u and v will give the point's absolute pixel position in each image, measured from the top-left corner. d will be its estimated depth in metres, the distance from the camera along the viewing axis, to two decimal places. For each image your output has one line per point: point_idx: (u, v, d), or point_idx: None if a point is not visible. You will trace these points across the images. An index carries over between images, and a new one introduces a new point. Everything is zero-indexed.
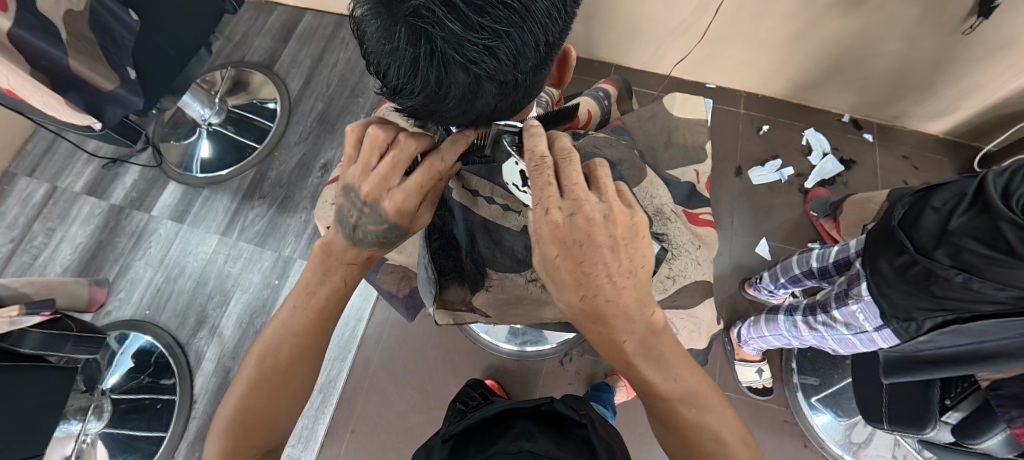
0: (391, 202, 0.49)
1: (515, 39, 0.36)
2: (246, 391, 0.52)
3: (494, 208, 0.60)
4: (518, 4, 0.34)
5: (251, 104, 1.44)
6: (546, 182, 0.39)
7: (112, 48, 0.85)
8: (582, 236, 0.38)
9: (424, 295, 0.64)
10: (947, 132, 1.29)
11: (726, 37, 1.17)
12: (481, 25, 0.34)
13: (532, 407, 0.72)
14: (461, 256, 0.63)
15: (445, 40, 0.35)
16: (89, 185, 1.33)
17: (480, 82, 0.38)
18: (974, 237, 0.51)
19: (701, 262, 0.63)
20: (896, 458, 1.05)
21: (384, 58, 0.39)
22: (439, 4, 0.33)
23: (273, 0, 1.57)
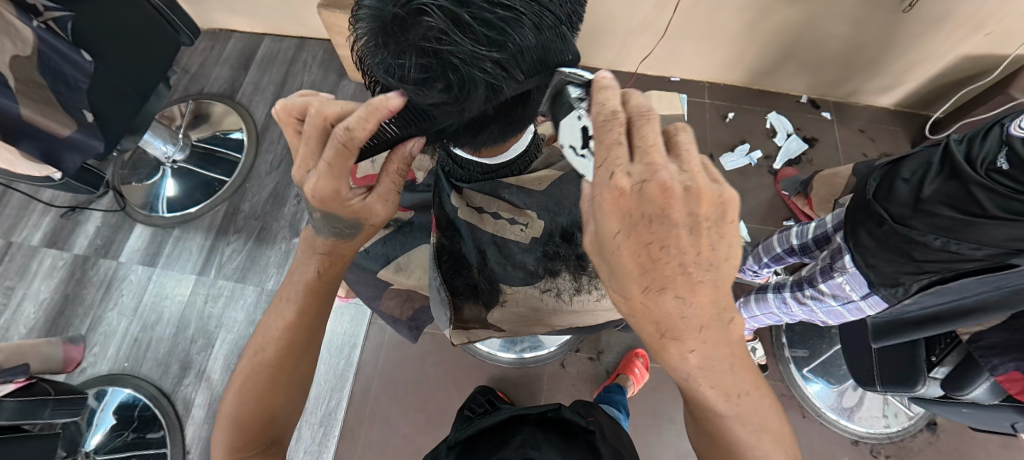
0: (308, 183, 0.45)
1: (521, 52, 0.38)
2: (240, 397, 0.50)
3: (500, 222, 0.63)
4: (523, 18, 0.36)
5: (215, 137, 1.39)
6: (614, 142, 0.33)
7: (66, 91, 0.81)
8: (655, 209, 0.31)
9: (438, 317, 0.61)
10: (897, 103, 1.37)
11: (687, 32, 1.21)
12: (493, 41, 0.36)
13: (539, 414, 0.72)
14: (472, 271, 0.63)
15: (458, 57, 0.36)
16: (48, 237, 1.25)
17: (496, 94, 0.40)
18: (947, 203, 0.55)
19: None
20: (887, 416, 1.10)
21: (394, 81, 0.40)
22: (447, 22, 0.35)
23: (227, 28, 1.53)
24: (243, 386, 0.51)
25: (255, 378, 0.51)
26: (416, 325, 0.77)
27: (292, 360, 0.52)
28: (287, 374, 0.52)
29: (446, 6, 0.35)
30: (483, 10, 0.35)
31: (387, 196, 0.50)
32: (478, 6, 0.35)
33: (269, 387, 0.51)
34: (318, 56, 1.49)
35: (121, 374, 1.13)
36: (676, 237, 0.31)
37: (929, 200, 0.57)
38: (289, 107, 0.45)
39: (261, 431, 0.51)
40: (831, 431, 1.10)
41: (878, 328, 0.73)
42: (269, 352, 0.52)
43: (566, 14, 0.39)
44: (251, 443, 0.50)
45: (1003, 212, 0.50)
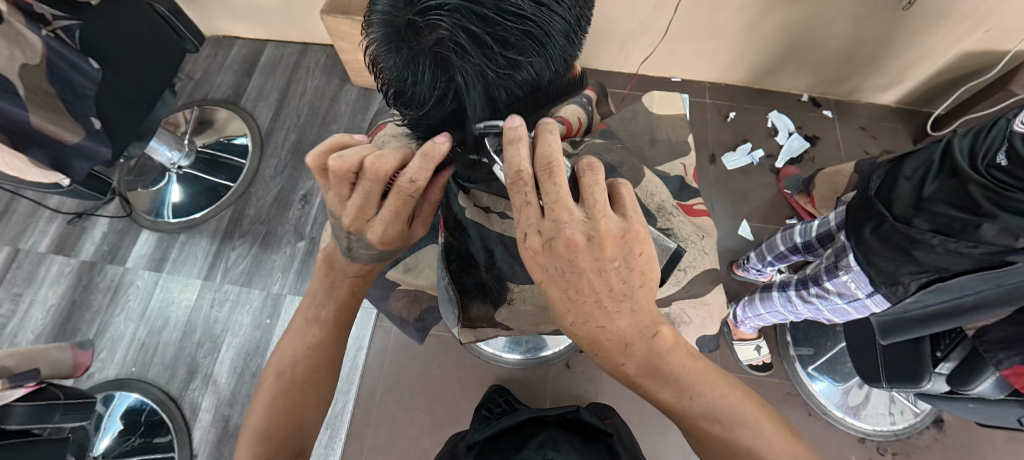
0: (370, 232, 0.46)
1: (534, 66, 0.36)
2: (263, 416, 0.51)
3: (506, 222, 0.58)
4: (538, 31, 0.34)
5: (219, 142, 1.40)
6: (524, 202, 0.37)
7: (75, 99, 0.82)
8: (564, 261, 0.37)
9: (447, 316, 0.65)
10: (898, 100, 1.38)
11: (687, 32, 1.21)
12: (506, 54, 0.34)
13: (557, 416, 0.73)
14: (481, 271, 0.63)
15: (473, 71, 0.35)
16: (55, 244, 1.26)
17: (507, 104, 0.39)
18: (948, 201, 0.56)
19: (707, 251, 0.64)
20: (894, 414, 1.10)
21: (405, 87, 0.39)
22: (462, 34, 0.33)
23: (231, 35, 1.54)
24: (268, 405, 0.51)
25: (286, 388, 0.52)
26: (423, 326, 0.77)
27: (318, 375, 0.54)
28: (309, 389, 0.53)
29: (461, 17, 0.33)
30: (498, 21, 0.33)
31: (426, 216, 0.53)
32: (494, 17, 0.33)
33: (289, 404, 0.52)
34: (320, 61, 1.51)
35: (129, 379, 1.13)
36: (588, 281, 0.38)
37: (930, 200, 0.57)
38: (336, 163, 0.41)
39: (285, 444, 0.50)
40: (838, 429, 1.10)
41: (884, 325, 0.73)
42: (292, 366, 0.53)
43: (577, 17, 0.37)
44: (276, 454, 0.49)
45: (999, 211, 0.50)
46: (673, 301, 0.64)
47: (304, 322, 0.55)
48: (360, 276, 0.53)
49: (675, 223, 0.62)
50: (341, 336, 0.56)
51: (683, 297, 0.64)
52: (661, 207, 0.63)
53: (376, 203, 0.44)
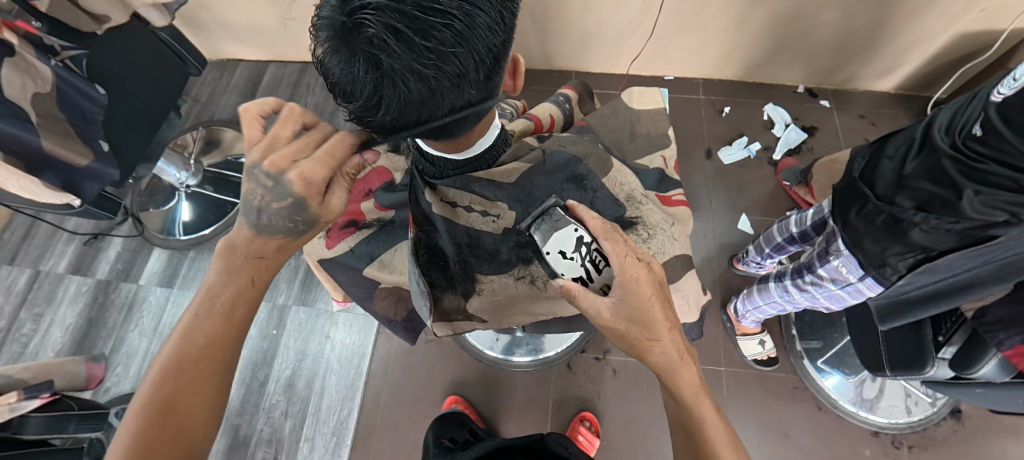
0: (296, 167, 0.50)
1: (461, 57, 0.38)
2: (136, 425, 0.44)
3: (473, 215, 0.63)
4: (458, 24, 0.36)
5: (225, 161, 1.45)
6: (622, 240, 0.50)
7: (83, 124, 0.86)
8: (661, 278, 0.51)
9: (420, 309, 0.60)
10: (897, 87, 1.36)
11: (674, 30, 1.23)
12: (428, 47, 0.36)
13: (522, 445, 0.75)
14: (448, 263, 0.63)
15: (400, 65, 0.37)
16: (73, 265, 1.32)
17: (437, 99, 0.40)
18: (928, 177, 0.57)
19: (677, 237, 0.66)
20: (909, 407, 1.07)
21: (345, 88, 0.41)
22: (388, 32, 0.36)
23: (235, 58, 1.61)
24: (144, 407, 0.45)
25: (159, 384, 0.46)
26: (413, 326, 0.78)
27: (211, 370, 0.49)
28: (191, 388, 0.47)
29: (385, 16, 0.35)
30: (417, 17, 0.36)
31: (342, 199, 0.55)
32: (414, 13, 0.35)
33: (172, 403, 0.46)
34: (320, 78, 1.56)
35: None
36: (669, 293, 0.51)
37: (911, 177, 0.59)
38: (296, 111, 0.53)
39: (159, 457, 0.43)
40: (849, 422, 1.07)
41: (889, 318, 0.70)
42: (164, 367, 0.47)
43: (501, 12, 0.39)
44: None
45: (973, 182, 0.52)
46: None
47: (194, 312, 0.50)
48: (266, 256, 0.54)
49: (644, 210, 0.66)
50: (240, 324, 0.52)
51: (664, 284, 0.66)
52: (632, 196, 0.66)
53: (309, 149, 0.51)
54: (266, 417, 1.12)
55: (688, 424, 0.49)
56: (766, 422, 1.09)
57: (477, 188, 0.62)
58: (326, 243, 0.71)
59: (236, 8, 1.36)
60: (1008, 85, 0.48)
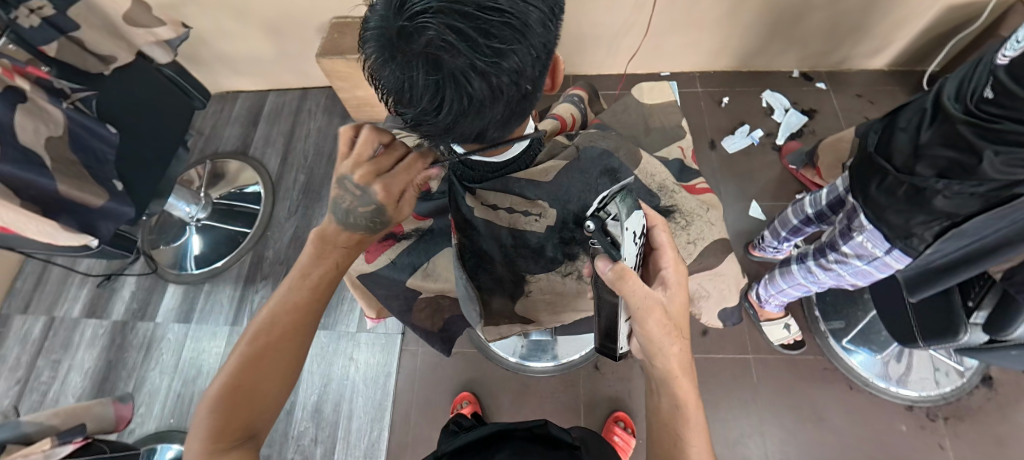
0: (378, 182, 0.52)
1: (520, 53, 0.38)
2: (222, 383, 0.47)
3: (514, 216, 0.61)
4: (517, 20, 0.37)
5: (232, 192, 1.46)
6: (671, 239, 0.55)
7: (96, 165, 0.86)
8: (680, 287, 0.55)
9: (469, 315, 0.64)
10: (892, 63, 1.38)
11: (667, 26, 1.25)
12: (491, 46, 0.36)
13: (526, 430, 0.70)
14: (496, 267, 0.65)
15: (464, 65, 0.37)
16: (87, 308, 1.31)
17: (497, 98, 0.40)
18: (945, 143, 0.58)
19: (714, 222, 0.67)
20: (938, 374, 1.07)
21: (401, 93, 0.41)
22: (451, 33, 0.35)
23: (234, 90, 1.63)
24: (231, 367, 0.48)
25: (255, 342, 0.49)
26: (447, 338, 0.78)
27: (290, 340, 0.51)
28: (269, 353, 0.49)
29: (447, 17, 0.35)
30: (480, 17, 0.36)
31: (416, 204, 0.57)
32: (474, 12, 0.35)
33: (253, 364, 0.48)
34: (321, 103, 1.58)
35: (169, 430, 1.16)
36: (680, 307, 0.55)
37: (927, 146, 0.60)
38: (374, 130, 0.54)
39: (243, 405, 0.47)
40: (882, 399, 1.07)
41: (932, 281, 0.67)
42: (253, 334, 0.50)
43: (551, 8, 0.40)
44: (232, 426, 0.46)
45: (990, 142, 0.52)
46: (695, 276, 0.66)
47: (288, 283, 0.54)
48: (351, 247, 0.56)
49: (678, 199, 0.65)
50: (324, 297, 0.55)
51: (702, 271, 0.66)
52: (663, 185, 0.66)
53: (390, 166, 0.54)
54: (296, 445, 1.11)
55: (673, 418, 0.48)
56: (798, 406, 1.08)
57: (516, 190, 0.59)
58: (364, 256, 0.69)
59: (235, 40, 1.38)
60: (1012, 48, 0.50)
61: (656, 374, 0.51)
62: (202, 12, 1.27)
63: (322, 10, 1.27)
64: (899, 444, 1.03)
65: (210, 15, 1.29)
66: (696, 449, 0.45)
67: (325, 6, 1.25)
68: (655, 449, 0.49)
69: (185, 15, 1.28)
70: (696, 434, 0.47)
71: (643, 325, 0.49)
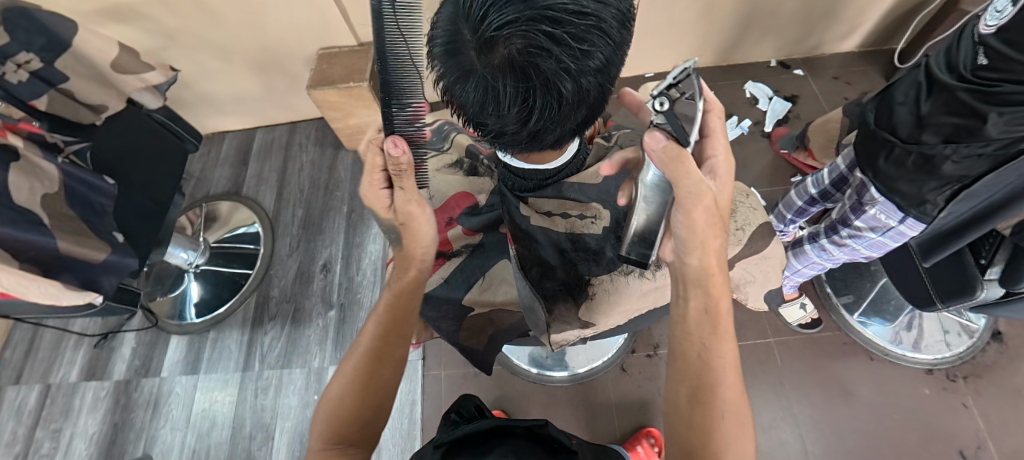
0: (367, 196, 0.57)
1: (604, 54, 0.39)
2: (348, 390, 0.51)
3: (573, 220, 0.67)
4: (603, 22, 0.38)
5: (229, 234, 1.42)
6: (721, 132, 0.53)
7: (95, 217, 0.82)
8: None
9: (533, 321, 0.65)
10: (861, 44, 1.45)
11: (649, 28, 1.29)
12: (580, 48, 0.38)
13: (524, 428, 0.63)
14: (558, 271, 0.68)
15: (555, 71, 0.38)
16: (86, 371, 1.25)
17: (580, 98, 0.42)
18: (948, 111, 0.61)
19: (756, 207, 0.69)
20: (950, 333, 1.10)
21: (484, 103, 0.42)
22: (544, 40, 0.36)
23: (220, 131, 1.60)
24: (353, 375, 0.52)
25: (353, 358, 0.53)
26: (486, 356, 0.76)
27: (388, 345, 0.54)
28: (387, 362, 0.53)
29: (537, 24, 0.36)
30: (569, 21, 0.36)
31: (413, 200, 0.55)
32: (565, 18, 0.36)
33: (374, 373, 0.52)
34: (311, 135, 1.57)
35: None
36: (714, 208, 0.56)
37: (931, 115, 0.63)
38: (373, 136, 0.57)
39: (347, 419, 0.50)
40: (903, 366, 1.09)
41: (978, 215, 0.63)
42: (370, 343, 0.54)
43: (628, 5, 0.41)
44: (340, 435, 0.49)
45: (991, 105, 0.56)
46: (739, 262, 0.67)
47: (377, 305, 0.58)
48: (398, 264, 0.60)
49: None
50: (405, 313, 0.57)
51: (749, 256, 0.67)
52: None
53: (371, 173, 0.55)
54: None
55: (702, 329, 0.50)
56: (825, 384, 1.09)
57: (573, 196, 0.66)
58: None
59: (220, 79, 1.37)
60: (995, 17, 0.56)
61: (692, 273, 0.53)
62: (185, 54, 1.26)
63: (309, 41, 1.27)
64: (930, 409, 1.04)
65: (194, 57, 1.27)
66: (722, 361, 0.48)
67: (312, 37, 1.25)
68: (679, 364, 0.50)
69: (168, 59, 1.26)
70: (722, 346, 0.49)
71: (689, 212, 0.50)
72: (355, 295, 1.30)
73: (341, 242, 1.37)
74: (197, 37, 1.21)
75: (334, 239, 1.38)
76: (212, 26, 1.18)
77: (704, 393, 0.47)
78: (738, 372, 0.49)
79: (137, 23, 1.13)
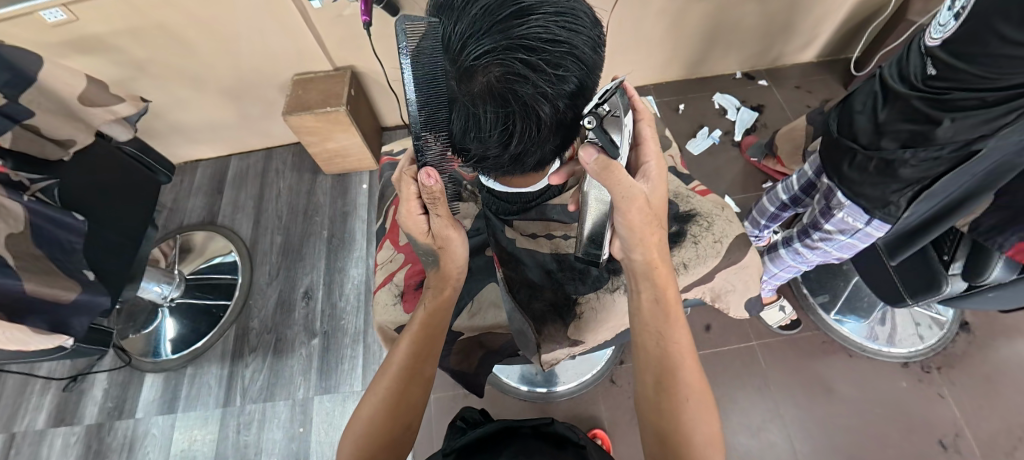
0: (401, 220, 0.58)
1: (578, 78, 0.42)
2: (380, 411, 0.51)
3: (556, 240, 0.70)
4: (575, 49, 0.40)
5: (205, 265, 1.38)
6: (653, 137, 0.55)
7: (63, 255, 0.78)
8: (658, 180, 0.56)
9: (523, 344, 0.66)
10: (818, 55, 1.53)
11: (619, 45, 1.34)
12: (555, 73, 0.40)
13: (531, 428, 0.65)
14: (545, 291, 0.69)
15: (533, 96, 0.40)
16: (53, 417, 1.18)
17: (559, 120, 0.44)
18: (904, 119, 0.64)
19: (732, 219, 0.72)
20: (920, 325, 1.15)
21: (467, 128, 0.44)
22: (522, 68, 0.38)
23: (193, 159, 1.57)
24: (385, 395, 0.52)
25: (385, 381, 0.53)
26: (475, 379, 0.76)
27: (419, 367, 0.54)
28: (415, 382, 0.54)
29: (512, 52, 0.38)
30: (543, 49, 0.38)
31: (447, 222, 0.56)
32: (539, 46, 0.38)
33: (403, 393, 0.52)
34: (288, 161, 1.55)
35: None
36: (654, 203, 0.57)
37: (888, 123, 0.67)
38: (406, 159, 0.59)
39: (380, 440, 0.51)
40: (880, 361, 1.13)
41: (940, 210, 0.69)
42: (400, 362, 0.54)
43: (597, 32, 0.43)
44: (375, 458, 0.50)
45: (942, 111, 0.59)
46: (718, 273, 0.69)
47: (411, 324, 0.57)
48: (437, 285, 0.60)
49: (694, 202, 0.73)
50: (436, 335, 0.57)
51: (727, 266, 0.69)
52: (677, 193, 0.75)
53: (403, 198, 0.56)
54: None
55: (656, 318, 0.52)
56: (808, 383, 1.12)
57: (554, 216, 0.69)
58: (403, 308, 0.73)
59: (192, 108, 1.35)
60: (939, 31, 0.60)
61: (638, 268, 0.54)
62: (156, 83, 1.24)
63: (284, 67, 1.26)
64: (908, 401, 1.08)
65: (165, 86, 1.25)
66: (677, 346, 0.51)
67: (288, 63, 1.25)
68: (641, 356, 0.53)
69: (138, 89, 1.24)
70: (676, 332, 0.52)
71: (625, 214, 0.51)
72: (339, 321, 1.27)
73: (323, 268, 1.35)
74: (168, 67, 1.19)
75: (315, 265, 1.36)
76: (184, 55, 1.16)
77: (667, 379, 0.50)
78: (694, 354, 0.52)
79: (106, 54, 1.11)
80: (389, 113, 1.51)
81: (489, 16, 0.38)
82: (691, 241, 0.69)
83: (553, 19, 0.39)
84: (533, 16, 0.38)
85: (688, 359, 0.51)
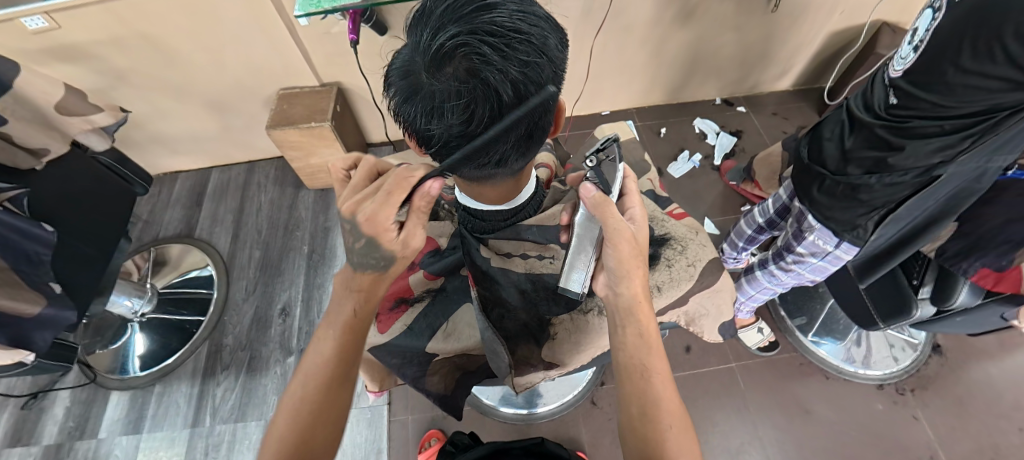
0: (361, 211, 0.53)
1: (541, 69, 0.43)
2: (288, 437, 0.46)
3: (530, 260, 0.69)
4: (537, 40, 0.42)
5: (179, 279, 1.34)
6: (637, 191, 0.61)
7: (27, 267, 0.74)
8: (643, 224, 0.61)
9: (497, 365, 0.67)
10: (793, 84, 1.60)
11: (603, 69, 1.38)
12: (519, 58, 0.41)
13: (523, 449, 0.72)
14: (519, 312, 0.70)
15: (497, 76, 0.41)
16: (9, 437, 1.12)
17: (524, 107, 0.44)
18: (868, 146, 0.67)
19: (705, 243, 0.73)
20: (893, 347, 1.18)
21: (432, 115, 0.44)
22: (485, 49, 0.40)
23: (173, 171, 1.54)
24: (291, 419, 0.47)
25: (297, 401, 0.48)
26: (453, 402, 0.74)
27: (336, 383, 0.50)
28: (332, 400, 0.49)
29: (476, 36, 0.40)
30: (506, 35, 0.40)
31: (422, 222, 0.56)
32: (502, 32, 0.40)
33: (318, 414, 0.48)
34: (270, 174, 1.54)
35: None
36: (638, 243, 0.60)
37: (854, 150, 0.69)
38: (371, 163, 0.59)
39: None
40: (856, 383, 1.15)
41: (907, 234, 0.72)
42: (314, 380, 0.49)
43: (562, 38, 0.46)
44: None
45: (902, 138, 0.62)
46: (694, 296, 0.71)
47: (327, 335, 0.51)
48: (364, 288, 0.55)
49: (669, 226, 0.74)
50: (357, 344, 0.52)
51: (702, 290, 0.71)
52: (653, 216, 0.75)
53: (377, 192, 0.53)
54: None
55: (638, 350, 0.52)
56: (786, 405, 1.13)
57: (530, 237, 0.68)
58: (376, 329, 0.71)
59: (174, 118, 1.33)
60: (900, 63, 0.63)
61: (624, 303, 0.54)
62: (137, 93, 1.22)
63: (269, 81, 1.26)
64: (883, 425, 1.10)
65: (147, 96, 1.24)
66: (659, 376, 0.50)
67: (275, 76, 1.25)
68: (625, 388, 0.51)
69: (118, 99, 1.23)
70: (657, 362, 0.51)
71: (615, 247, 0.54)
72: None
73: (302, 284, 1.33)
74: (151, 77, 1.18)
75: (294, 281, 1.33)
76: (169, 66, 1.16)
77: (651, 414, 0.48)
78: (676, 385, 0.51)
79: (87, 63, 1.10)
80: (375, 128, 1.51)
81: (456, 9, 0.41)
82: (665, 264, 0.70)
83: (516, 14, 0.41)
84: (497, 10, 0.41)
85: (671, 392, 0.50)
